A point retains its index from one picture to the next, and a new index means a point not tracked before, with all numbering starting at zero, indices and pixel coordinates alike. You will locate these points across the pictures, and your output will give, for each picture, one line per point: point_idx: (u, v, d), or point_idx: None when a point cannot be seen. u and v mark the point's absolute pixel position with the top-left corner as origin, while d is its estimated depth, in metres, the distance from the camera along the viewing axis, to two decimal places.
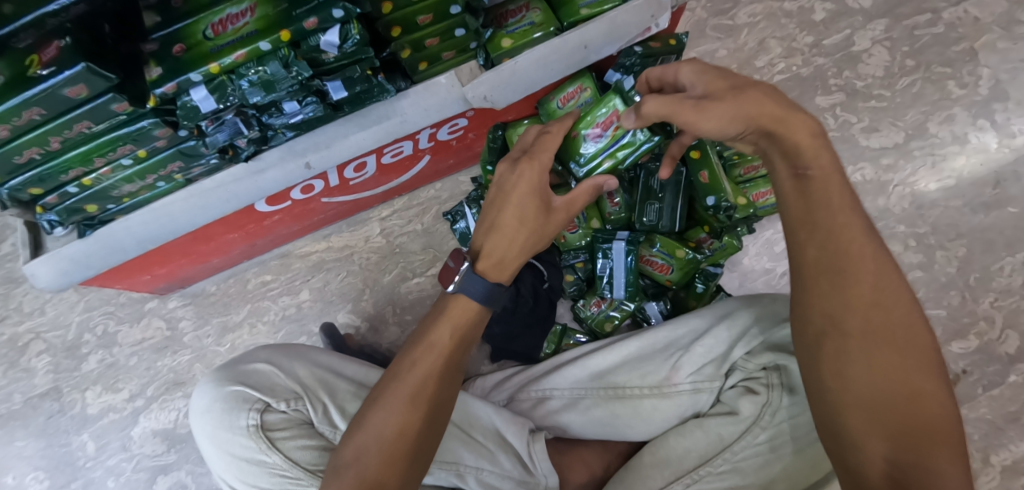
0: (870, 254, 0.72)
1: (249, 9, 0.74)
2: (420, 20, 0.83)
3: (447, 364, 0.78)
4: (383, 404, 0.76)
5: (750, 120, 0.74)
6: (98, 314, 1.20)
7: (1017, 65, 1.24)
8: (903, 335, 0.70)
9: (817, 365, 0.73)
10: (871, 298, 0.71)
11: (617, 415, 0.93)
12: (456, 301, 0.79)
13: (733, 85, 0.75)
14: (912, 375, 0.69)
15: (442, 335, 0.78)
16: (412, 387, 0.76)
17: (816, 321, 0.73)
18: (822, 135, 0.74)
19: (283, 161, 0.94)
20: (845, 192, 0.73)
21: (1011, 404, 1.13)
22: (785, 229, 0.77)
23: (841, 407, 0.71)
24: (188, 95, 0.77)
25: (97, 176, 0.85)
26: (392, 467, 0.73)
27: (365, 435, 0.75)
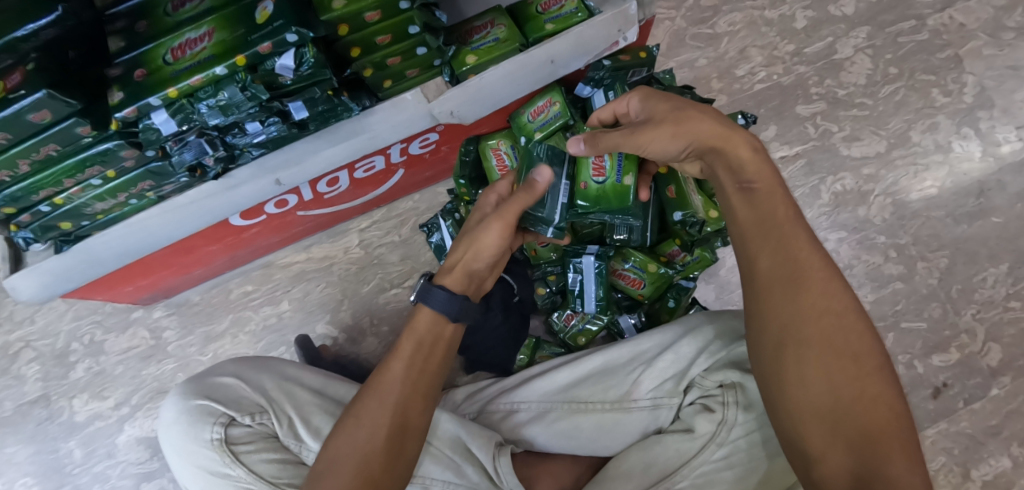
0: (820, 262, 0.72)
1: (207, 34, 0.77)
2: (380, 40, 0.83)
3: (415, 376, 0.79)
4: (351, 419, 0.77)
5: (692, 137, 0.77)
6: (86, 324, 1.23)
7: (1002, 72, 1.23)
8: (855, 343, 0.69)
9: (777, 376, 0.72)
10: (824, 306, 0.70)
11: (581, 428, 0.93)
12: (419, 313, 0.81)
13: (674, 107, 0.79)
14: (867, 382, 0.68)
15: (409, 350, 0.79)
16: (377, 395, 0.77)
17: (772, 331, 0.72)
18: (761, 149, 0.77)
19: (254, 177, 0.95)
20: (788, 202, 0.75)
21: (992, 417, 1.11)
22: (738, 242, 0.77)
23: (800, 419, 0.70)
24: (149, 118, 0.78)
25: (68, 195, 0.87)
26: (362, 481, 0.73)
27: (334, 450, 0.76)
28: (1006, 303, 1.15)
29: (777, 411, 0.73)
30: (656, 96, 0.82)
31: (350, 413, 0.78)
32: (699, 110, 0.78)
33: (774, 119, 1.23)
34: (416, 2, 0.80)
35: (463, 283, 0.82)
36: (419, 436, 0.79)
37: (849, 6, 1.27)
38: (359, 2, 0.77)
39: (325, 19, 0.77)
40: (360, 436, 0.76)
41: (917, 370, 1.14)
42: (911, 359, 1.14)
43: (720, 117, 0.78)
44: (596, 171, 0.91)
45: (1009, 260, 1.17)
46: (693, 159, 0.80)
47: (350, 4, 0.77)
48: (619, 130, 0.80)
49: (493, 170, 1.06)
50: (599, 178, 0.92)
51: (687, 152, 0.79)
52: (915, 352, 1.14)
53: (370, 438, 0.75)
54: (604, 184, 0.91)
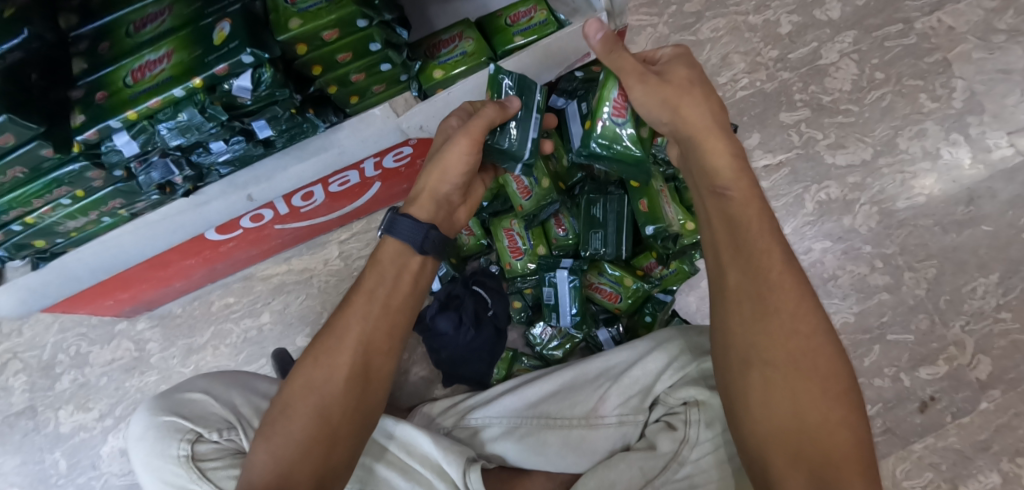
0: (791, 281, 0.68)
1: (165, 56, 0.78)
2: (341, 58, 0.83)
3: (379, 309, 0.78)
4: (312, 358, 0.77)
5: (678, 116, 0.74)
6: (71, 336, 1.25)
7: (993, 76, 1.20)
8: (822, 365, 0.66)
9: (740, 393, 0.69)
10: (793, 326, 0.67)
11: (547, 444, 0.92)
12: (385, 245, 0.81)
13: (689, 79, 0.75)
14: (833, 408, 0.65)
15: (372, 283, 0.79)
16: (338, 334, 0.77)
17: (738, 349, 0.69)
18: (742, 158, 0.74)
19: (224, 194, 0.96)
20: (764, 215, 0.71)
21: (980, 432, 1.08)
22: (709, 255, 0.74)
23: (763, 436, 0.66)
24: (111, 140, 0.79)
25: (38, 214, 0.88)
26: (320, 423, 0.73)
27: (292, 391, 0.75)
28: (996, 313, 1.12)
29: (738, 423, 0.69)
30: (684, 60, 0.77)
31: (311, 351, 0.77)
32: (702, 95, 0.75)
33: (756, 127, 1.21)
34: (375, 19, 0.80)
35: (431, 212, 0.82)
36: (382, 376, 0.78)
37: (834, 10, 1.24)
38: (316, 21, 0.77)
39: (282, 39, 0.77)
40: (321, 374, 0.75)
41: (904, 383, 1.11)
42: (898, 372, 1.11)
43: (718, 111, 0.75)
44: (616, 109, 0.81)
45: (999, 270, 1.14)
46: (672, 134, 0.78)
47: (307, 23, 0.77)
48: (630, 60, 0.75)
49: None
50: (620, 118, 0.82)
51: (668, 126, 0.77)
52: (901, 365, 1.12)
53: (329, 376, 0.75)
54: (622, 127, 0.82)
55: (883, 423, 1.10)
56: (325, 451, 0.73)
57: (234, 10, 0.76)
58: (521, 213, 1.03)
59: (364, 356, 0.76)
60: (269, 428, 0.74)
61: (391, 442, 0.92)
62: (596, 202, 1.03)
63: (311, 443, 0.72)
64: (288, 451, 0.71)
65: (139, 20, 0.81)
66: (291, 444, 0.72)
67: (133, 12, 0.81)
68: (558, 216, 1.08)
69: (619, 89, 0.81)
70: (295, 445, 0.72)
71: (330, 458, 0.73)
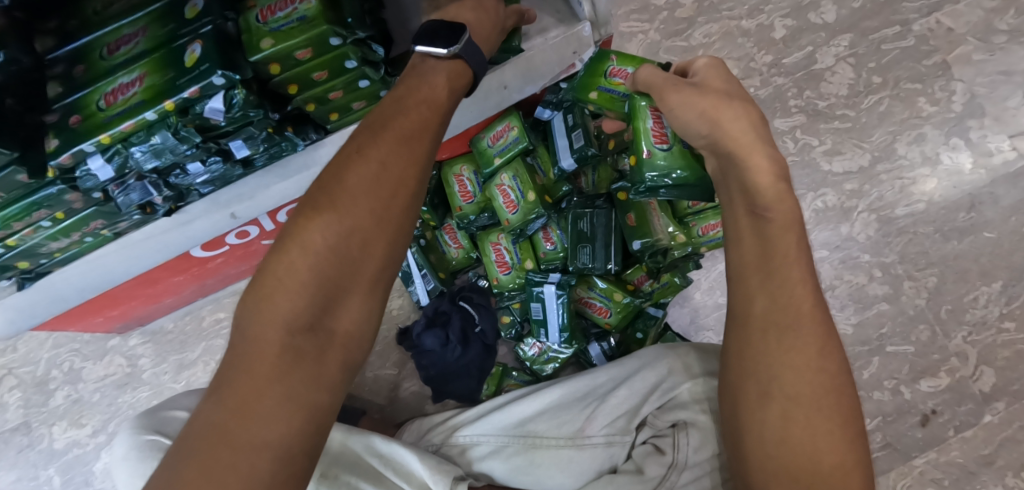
0: (820, 315, 0.64)
1: (138, 79, 0.76)
2: (317, 77, 0.82)
3: (438, 130, 0.70)
4: (370, 166, 0.65)
5: (717, 127, 0.70)
6: (65, 352, 1.27)
7: (993, 77, 1.17)
8: (841, 405, 0.63)
9: (750, 428, 0.65)
10: (819, 363, 0.63)
11: (535, 464, 0.91)
12: (449, 62, 0.74)
13: (726, 91, 0.72)
14: (848, 452, 0.61)
15: (435, 95, 0.70)
16: (405, 139, 0.66)
17: (758, 380, 0.65)
18: (786, 179, 0.68)
19: (207, 212, 0.95)
20: (800, 244, 0.66)
21: (985, 446, 1.05)
22: (733, 279, 0.69)
23: (768, 474, 0.63)
24: (86, 164, 0.79)
25: (19, 237, 0.87)
26: (378, 237, 0.64)
27: (344, 192, 0.64)
28: (1000, 323, 1.09)
29: (744, 459, 0.65)
30: (718, 71, 0.75)
31: (365, 156, 0.65)
32: (742, 107, 0.71)
33: None
34: (349, 38, 0.78)
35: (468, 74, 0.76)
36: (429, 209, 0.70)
37: (829, 13, 1.21)
38: (287, 41, 0.76)
39: (254, 59, 0.77)
40: (382, 193, 0.65)
41: (904, 396, 1.08)
42: (898, 385, 1.08)
43: (759, 125, 0.70)
44: (657, 137, 0.84)
45: (1003, 278, 1.10)
46: (710, 149, 0.73)
47: (278, 43, 0.76)
48: (661, 74, 0.75)
49: (456, 196, 1.07)
50: (663, 145, 0.84)
51: (706, 140, 0.73)
52: (902, 377, 1.09)
53: (392, 197, 0.65)
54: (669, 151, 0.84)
55: (883, 437, 1.07)
56: (372, 294, 0.64)
57: (207, 31, 0.75)
58: (508, 227, 1.03)
59: (423, 184, 0.68)
60: (309, 244, 0.62)
61: (375, 458, 0.90)
62: (583, 216, 1.01)
63: (359, 281, 0.63)
64: (334, 265, 0.62)
65: (113, 42, 0.78)
66: (337, 276, 0.62)
67: (107, 34, 0.79)
68: (546, 228, 1.08)
69: (654, 117, 0.84)
70: (345, 261, 0.62)
71: (377, 292, 0.65)
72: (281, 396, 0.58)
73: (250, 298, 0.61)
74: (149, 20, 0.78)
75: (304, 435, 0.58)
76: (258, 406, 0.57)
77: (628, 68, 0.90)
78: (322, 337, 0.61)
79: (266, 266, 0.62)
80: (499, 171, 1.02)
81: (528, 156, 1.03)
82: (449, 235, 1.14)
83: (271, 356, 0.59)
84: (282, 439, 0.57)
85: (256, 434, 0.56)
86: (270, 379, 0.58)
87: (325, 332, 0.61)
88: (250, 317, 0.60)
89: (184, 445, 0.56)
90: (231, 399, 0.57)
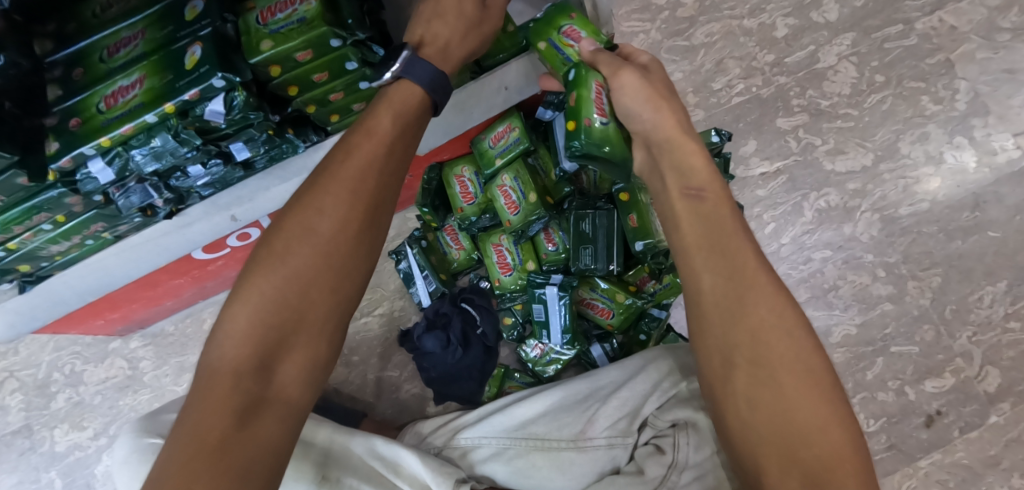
0: (766, 277, 0.65)
1: (137, 82, 0.76)
2: (317, 79, 0.82)
3: (388, 160, 0.69)
4: (310, 212, 0.65)
5: (660, 111, 0.71)
6: (66, 354, 1.27)
7: (997, 76, 1.16)
8: (804, 363, 0.62)
9: (729, 403, 0.64)
10: (773, 323, 0.63)
11: (536, 467, 0.90)
12: (399, 86, 0.71)
13: (660, 72, 0.75)
14: (821, 404, 0.60)
15: (382, 124, 0.68)
16: (347, 176, 0.66)
17: (719, 351, 0.65)
18: (711, 161, 0.71)
19: (208, 215, 0.94)
20: (735, 219, 0.68)
21: (990, 447, 1.04)
22: (680, 265, 0.69)
23: (757, 445, 0.62)
24: (86, 167, 0.79)
25: (20, 240, 0.86)
26: (320, 279, 0.64)
27: (285, 239, 0.65)
28: (1005, 323, 1.08)
29: (732, 435, 0.64)
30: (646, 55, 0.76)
31: (306, 203, 0.66)
32: (670, 91, 0.73)
33: (753, 134, 1.18)
34: (348, 39, 0.78)
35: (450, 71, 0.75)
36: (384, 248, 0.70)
37: (832, 12, 1.21)
38: (287, 43, 0.76)
39: (253, 61, 0.77)
40: (323, 236, 0.65)
41: (909, 397, 1.07)
42: (902, 385, 1.08)
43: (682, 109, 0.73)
44: (599, 108, 0.74)
45: (1008, 277, 1.10)
46: (641, 140, 0.74)
47: (278, 45, 0.76)
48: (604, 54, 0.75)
49: (457, 197, 1.07)
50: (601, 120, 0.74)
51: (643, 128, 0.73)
52: (906, 378, 1.08)
53: (333, 239, 0.65)
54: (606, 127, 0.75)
55: (888, 438, 1.06)
56: (320, 336, 0.64)
57: (205, 33, 0.74)
58: (509, 228, 1.03)
59: (372, 222, 0.67)
60: (253, 294, 0.63)
61: (377, 461, 0.90)
62: (584, 217, 1.01)
63: (305, 321, 0.64)
64: (277, 308, 0.63)
65: (112, 45, 0.78)
66: (282, 318, 0.63)
67: (106, 37, 0.78)
68: (548, 230, 1.07)
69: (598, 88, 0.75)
70: (286, 303, 0.63)
71: (329, 329, 0.65)
72: (223, 438, 0.58)
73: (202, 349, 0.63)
74: (148, 23, 0.78)
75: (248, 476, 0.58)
76: (202, 451, 0.57)
77: (583, 33, 0.80)
78: (267, 381, 0.62)
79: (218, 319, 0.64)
80: (500, 172, 1.01)
81: (529, 156, 1.02)
82: (450, 236, 1.14)
83: (218, 397, 0.60)
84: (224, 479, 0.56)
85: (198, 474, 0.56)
86: (211, 427, 0.58)
87: (271, 376, 0.62)
88: (206, 358, 0.62)
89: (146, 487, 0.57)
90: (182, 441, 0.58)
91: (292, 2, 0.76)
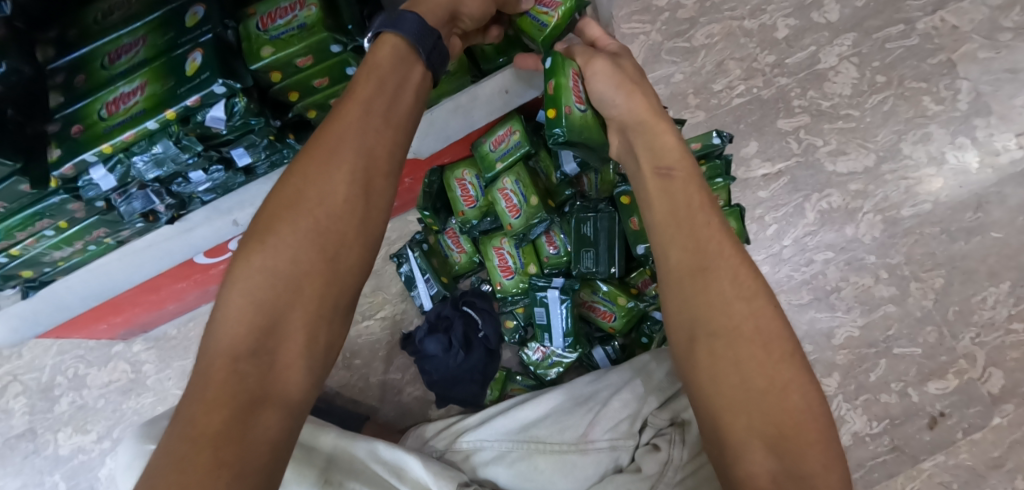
0: (730, 249, 0.65)
1: (139, 88, 0.76)
2: (318, 84, 0.82)
3: (374, 123, 0.69)
4: (297, 182, 0.66)
5: (631, 99, 0.76)
6: (69, 358, 1.27)
7: (999, 76, 1.16)
8: (762, 330, 0.61)
9: (691, 373, 0.64)
10: (733, 292, 0.63)
11: (538, 470, 0.90)
12: (380, 47, 0.72)
13: (637, 69, 0.79)
14: (776, 368, 0.60)
15: (367, 91, 0.69)
16: (336, 142, 0.67)
17: (683, 327, 0.65)
18: (683, 143, 0.73)
19: (209, 220, 0.95)
20: (698, 192, 0.69)
21: (994, 449, 1.04)
22: (650, 239, 0.70)
23: (719, 412, 0.61)
24: (88, 174, 0.79)
25: (23, 246, 0.87)
26: (318, 248, 0.64)
27: (279, 212, 0.65)
28: (1008, 324, 1.08)
29: (699, 407, 0.63)
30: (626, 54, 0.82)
31: (293, 176, 0.66)
32: (643, 83, 0.78)
33: (754, 135, 1.18)
34: (348, 45, 0.79)
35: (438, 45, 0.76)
36: (381, 218, 0.69)
37: (833, 13, 1.21)
38: (288, 49, 0.76)
39: (255, 67, 0.77)
40: (314, 207, 0.65)
41: (912, 398, 1.07)
42: (905, 387, 1.08)
43: (653, 98, 0.77)
44: (577, 95, 0.78)
45: (1011, 278, 1.09)
46: (617, 126, 0.78)
47: (279, 51, 0.76)
48: (582, 48, 0.81)
49: (458, 200, 1.07)
50: (580, 106, 0.79)
51: (617, 114, 0.77)
52: (909, 380, 1.08)
53: (321, 206, 0.65)
54: (584, 114, 0.79)
55: (891, 440, 1.06)
56: (319, 309, 0.63)
57: (206, 39, 0.74)
58: (511, 232, 1.03)
59: (363, 190, 0.67)
60: (247, 267, 0.62)
61: (379, 465, 0.89)
62: (586, 220, 1.01)
63: (303, 293, 0.62)
64: (273, 282, 0.62)
65: (113, 51, 0.78)
66: (279, 293, 0.62)
67: (108, 43, 0.79)
68: (549, 233, 1.08)
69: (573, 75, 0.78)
70: (283, 277, 0.62)
71: (329, 304, 0.64)
72: (229, 415, 0.56)
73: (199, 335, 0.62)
74: (149, 29, 0.78)
75: (256, 450, 0.57)
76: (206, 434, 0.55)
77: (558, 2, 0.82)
78: (267, 360, 0.60)
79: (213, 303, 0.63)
80: (501, 175, 1.02)
81: (529, 159, 1.02)
82: (451, 240, 1.15)
83: (217, 378, 0.58)
84: (226, 461, 0.54)
85: (199, 459, 0.53)
86: (209, 410, 0.56)
87: (272, 354, 0.60)
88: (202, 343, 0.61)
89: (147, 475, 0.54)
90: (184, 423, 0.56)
91: (292, 9, 0.77)
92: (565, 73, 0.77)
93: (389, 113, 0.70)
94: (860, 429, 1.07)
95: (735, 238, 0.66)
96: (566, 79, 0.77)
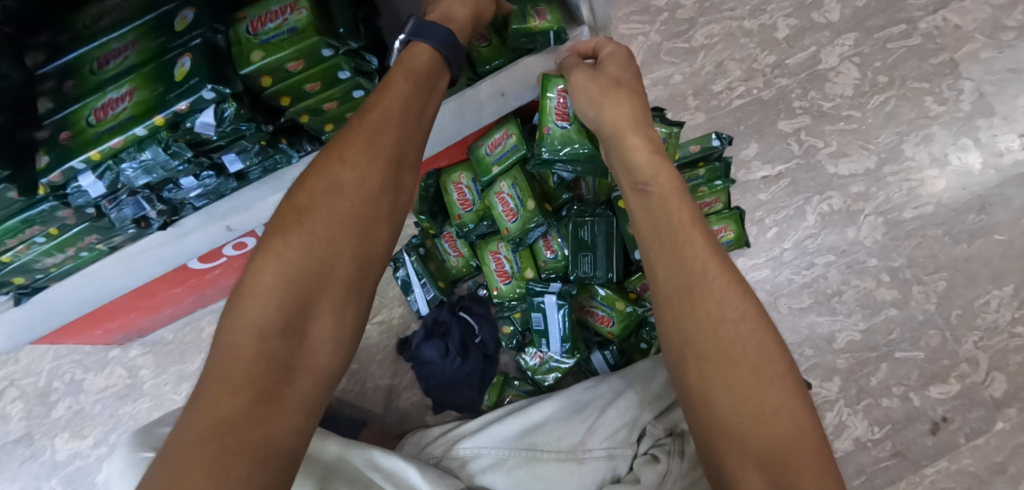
0: (718, 266, 0.64)
1: (127, 93, 0.75)
2: (310, 88, 0.81)
3: (406, 122, 0.70)
4: (336, 164, 0.66)
5: (603, 110, 0.76)
6: (66, 363, 1.26)
7: (1003, 75, 1.14)
8: (751, 352, 0.60)
9: (686, 391, 0.63)
10: (719, 313, 0.62)
11: (535, 478, 0.88)
12: (415, 48, 0.74)
13: (618, 76, 0.79)
14: (769, 390, 0.59)
15: (403, 87, 0.70)
16: (370, 135, 0.67)
17: (674, 347, 0.64)
18: (662, 155, 0.72)
19: (203, 225, 0.93)
20: (686, 204, 0.68)
21: (997, 454, 1.03)
22: (641, 252, 0.69)
23: (710, 437, 0.60)
24: (77, 181, 0.77)
25: (13, 253, 0.86)
26: (348, 241, 0.65)
27: (312, 199, 0.65)
28: (1012, 328, 1.06)
29: (694, 425, 0.63)
30: (619, 59, 0.80)
31: (330, 157, 0.67)
32: (626, 94, 0.77)
33: (754, 137, 1.16)
34: (340, 49, 0.77)
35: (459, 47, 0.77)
36: (403, 213, 0.71)
37: (834, 12, 1.19)
38: (278, 53, 0.75)
39: (245, 72, 0.76)
40: (351, 193, 0.66)
41: (914, 403, 1.06)
42: (907, 391, 1.06)
43: (639, 108, 0.76)
44: (559, 115, 0.87)
45: (1014, 281, 1.08)
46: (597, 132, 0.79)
47: (269, 55, 0.75)
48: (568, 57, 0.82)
49: (454, 204, 1.06)
50: (563, 123, 0.88)
51: (595, 124, 0.79)
52: (911, 384, 1.06)
53: (357, 198, 0.66)
54: (568, 129, 0.88)
55: (893, 445, 1.05)
56: (343, 302, 0.64)
57: (196, 44, 0.73)
58: (507, 236, 1.02)
59: (391, 186, 0.68)
60: (280, 252, 0.62)
61: (377, 473, 0.87)
62: (583, 224, 0.99)
63: (331, 284, 0.64)
64: (303, 270, 0.62)
65: (102, 57, 0.77)
66: (309, 281, 0.62)
67: (97, 48, 0.77)
68: (546, 237, 1.06)
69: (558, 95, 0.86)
70: (314, 265, 0.63)
71: (353, 298, 0.65)
72: (251, 401, 0.56)
73: (223, 310, 0.61)
74: (139, 33, 0.77)
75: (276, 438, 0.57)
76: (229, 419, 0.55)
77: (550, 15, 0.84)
78: (294, 343, 0.61)
79: (241, 277, 0.63)
80: (497, 179, 1.00)
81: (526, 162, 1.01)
82: (449, 244, 1.13)
83: (241, 363, 0.58)
84: (249, 446, 0.54)
85: (221, 443, 0.53)
86: (230, 396, 0.56)
87: (298, 343, 0.61)
88: (223, 325, 0.60)
89: (160, 457, 0.53)
90: (203, 408, 0.55)
91: (282, 12, 0.76)
92: (552, 94, 0.86)
93: (423, 110, 0.71)
94: (862, 435, 1.06)
95: (722, 253, 0.65)
96: (550, 100, 0.86)
